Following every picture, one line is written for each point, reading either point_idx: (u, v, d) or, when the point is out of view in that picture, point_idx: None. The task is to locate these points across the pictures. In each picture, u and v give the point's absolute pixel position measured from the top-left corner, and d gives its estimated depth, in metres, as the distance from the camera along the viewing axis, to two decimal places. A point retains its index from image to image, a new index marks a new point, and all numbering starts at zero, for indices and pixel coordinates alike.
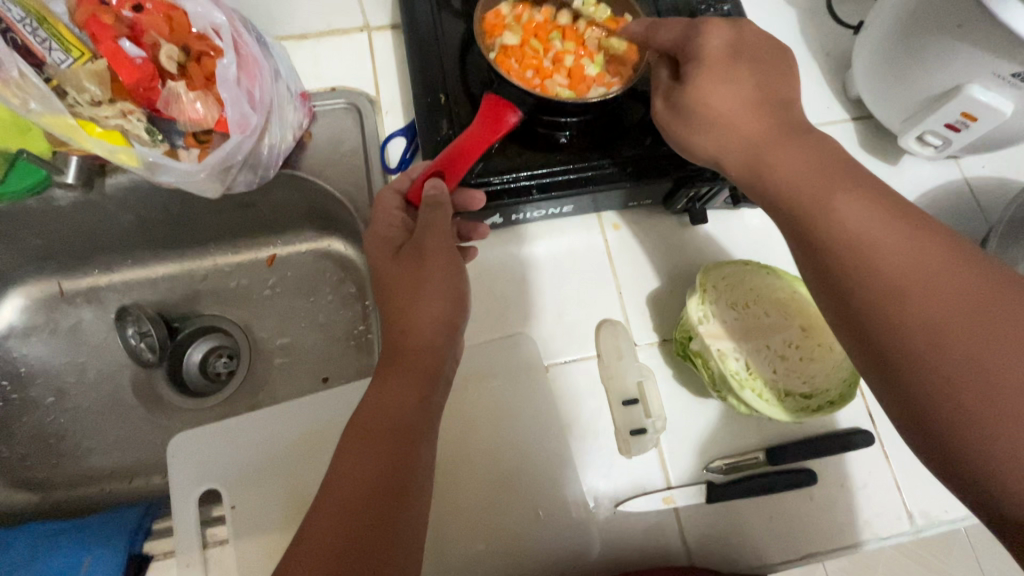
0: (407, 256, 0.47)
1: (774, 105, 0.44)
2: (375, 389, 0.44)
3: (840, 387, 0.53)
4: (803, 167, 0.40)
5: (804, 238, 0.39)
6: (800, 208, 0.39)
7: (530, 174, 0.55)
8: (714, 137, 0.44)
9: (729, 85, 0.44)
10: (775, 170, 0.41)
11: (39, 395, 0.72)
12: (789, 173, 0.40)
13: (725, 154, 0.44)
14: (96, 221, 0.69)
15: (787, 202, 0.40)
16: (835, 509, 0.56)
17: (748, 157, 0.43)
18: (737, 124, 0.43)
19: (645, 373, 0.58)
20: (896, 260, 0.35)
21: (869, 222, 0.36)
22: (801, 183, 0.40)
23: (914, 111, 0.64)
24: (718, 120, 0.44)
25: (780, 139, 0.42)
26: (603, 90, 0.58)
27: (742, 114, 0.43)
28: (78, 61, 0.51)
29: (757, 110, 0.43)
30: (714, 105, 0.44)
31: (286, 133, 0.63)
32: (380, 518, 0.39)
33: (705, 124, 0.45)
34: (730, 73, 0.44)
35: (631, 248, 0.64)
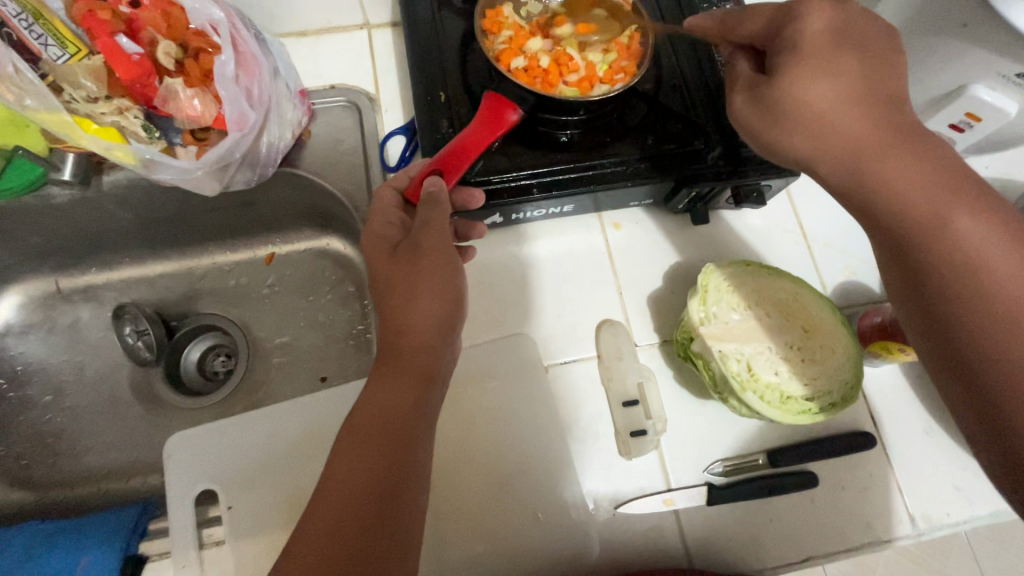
0: (404, 254, 0.46)
1: (882, 101, 0.40)
2: (370, 390, 0.44)
3: (842, 389, 0.52)
4: (920, 179, 0.37)
5: (907, 258, 0.37)
6: (912, 224, 0.37)
7: (531, 173, 0.54)
8: (814, 134, 0.40)
9: (835, 78, 0.39)
10: (885, 178, 0.38)
11: (36, 394, 0.72)
12: (901, 182, 0.38)
13: (824, 158, 0.40)
14: (94, 219, 0.69)
15: (897, 215, 0.37)
16: (838, 512, 0.55)
17: (850, 163, 0.39)
18: (842, 125, 0.39)
19: (645, 374, 0.58)
20: (1015, 296, 0.34)
21: (984, 248, 0.35)
22: (916, 196, 0.37)
23: (916, 112, 0.63)
24: (818, 121, 0.40)
25: (889, 142, 0.39)
26: (610, 86, 0.56)
27: (847, 112, 0.39)
28: (74, 57, 0.50)
29: (867, 106, 0.39)
30: (813, 102, 0.40)
31: (285, 130, 0.63)
32: (378, 519, 0.39)
33: (800, 123, 0.40)
34: (839, 66, 0.40)
35: (633, 248, 0.64)
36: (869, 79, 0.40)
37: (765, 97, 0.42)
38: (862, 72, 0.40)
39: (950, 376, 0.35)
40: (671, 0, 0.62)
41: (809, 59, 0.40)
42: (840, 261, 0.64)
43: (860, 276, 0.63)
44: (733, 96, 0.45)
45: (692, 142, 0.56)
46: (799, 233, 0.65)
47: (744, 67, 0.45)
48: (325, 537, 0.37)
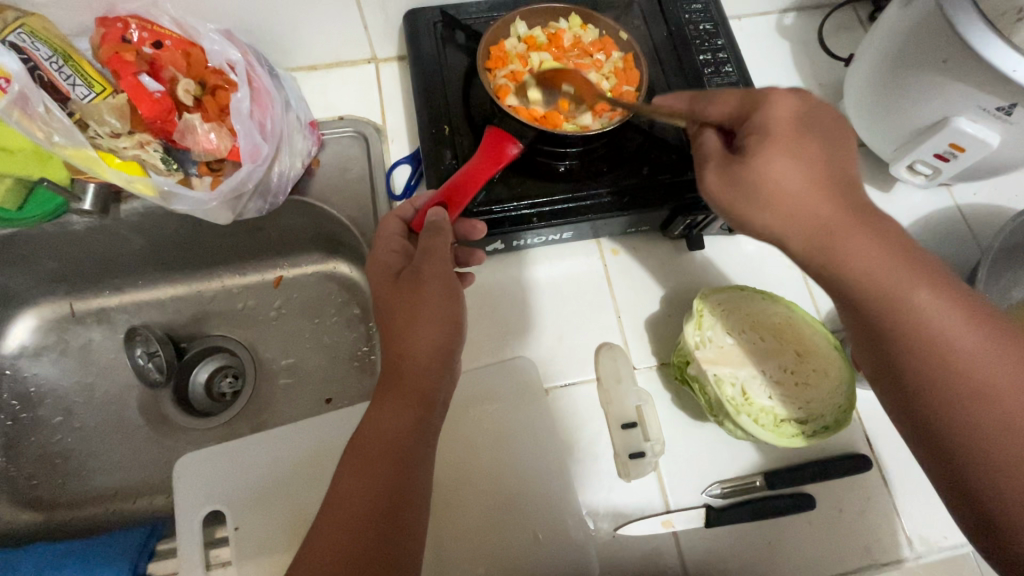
0: (406, 282, 0.48)
1: (842, 185, 0.43)
2: (371, 413, 0.45)
3: (835, 412, 0.53)
4: (882, 255, 0.41)
5: (874, 332, 0.42)
6: (875, 300, 0.41)
7: (531, 203, 0.56)
8: (782, 217, 0.42)
9: (798, 162, 0.42)
10: (852, 259, 0.41)
11: (47, 414, 0.73)
12: (867, 264, 0.41)
13: (793, 235, 0.42)
14: (109, 245, 0.71)
15: (862, 293, 0.41)
16: (835, 535, 0.56)
17: (819, 239, 0.42)
18: (808, 203, 0.41)
19: (643, 397, 0.59)
20: (978, 373, 0.38)
21: (944, 323, 0.39)
22: (880, 273, 0.41)
23: (902, 141, 0.65)
24: (785, 204, 0.42)
25: (850, 220, 0.41)
26: (609, 119, 0.58)
27: (810, 194, 0.41)
28: (100, 95, 0.53)
29: (827, 189, 0.42)
30: (780, 184, 0.42)
31: (296, 160, 0.65)
32: (383, 535, 0.40)
33: (769, 206, 0.42)
34: (800, 149, 0.42)
35: (630, 273, 0.66)
36: (823, 159, 0.43)
37: (735, 172, 0.43)
38: (820, 157, 0.43)
39: (924, 446, 0.40)
40: (665, 36, 0.65)
41: (775, 142, 0.42)
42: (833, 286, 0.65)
43: None
44: (704, 171, 0.46)
45: (685, 172, 0.58)
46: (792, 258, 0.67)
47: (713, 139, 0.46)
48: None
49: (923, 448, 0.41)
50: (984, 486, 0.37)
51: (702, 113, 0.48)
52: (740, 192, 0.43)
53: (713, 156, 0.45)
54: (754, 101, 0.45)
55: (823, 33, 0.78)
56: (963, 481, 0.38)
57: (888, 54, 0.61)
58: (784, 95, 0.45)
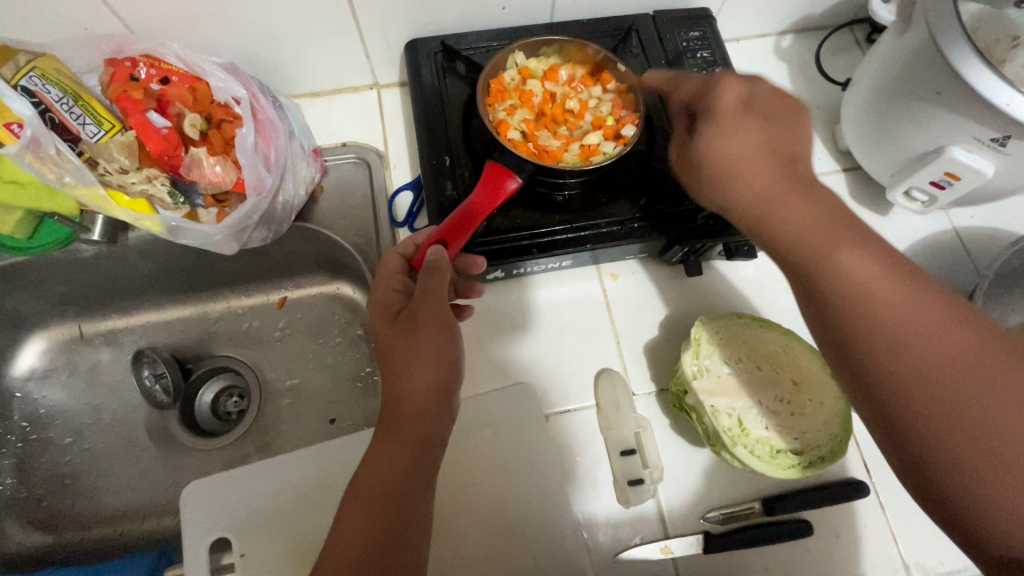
0: (405, 322, 0.50)
1: (782, 153, 0.44)
2: (371, 452, 0.46)
3: (831, 442, 0.54)
4: (809, 220, 0.41)
5: (808, 293, 0.41)
6: (805, 261, 0.40)
7: (530, 234, 0.57)
8: (721, 182, 0.45)
9: (736, 132, 0.44)
10: (782, 224, 0.41)
11: (57, 436, 0.75)
12: (796, 225, 0.41)
13: (733, 201, 0.44)
14: (117, 270, 0.73)
15: (794, 258, 0.41)
16: (833, 562, 0.57)
17: (758, 208, 0.43)
18: (743, 172, 0.43)
19: (642, 424, 0.60)
20: (910, 332, 0.36)
21: (872, 280, 0.38)
22: (809, 234, 0.40)
23: (900, 167, 0.65)
24: (724, 171, 0.44)
25: (782, 190, 0.42)
26: (616, 144, 0.60)
27: (746, 163, 0.43)
28: (108, 133, 0.54)
29: (764, 157, 0.43)
30: (716, 154, 0.44)
31: (300, 188, 0.67)
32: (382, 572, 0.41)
33: (711, 174, 0.45)
34: (737, 121, 0.44)
35: (628, 297, 0.66)
36: (768, 129, 0.44)
37: (689, 150, 0.47)
38: (761, 125, 0.44)
39: (870, 417, 0.39)
40: (663, 66, 0.66)
41: (717, 119, 0.45)
42: None
43: None
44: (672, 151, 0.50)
45: (682, 203, 0.59)
46: (790, 282, 0.67)
47: (683, 123, 0.50)
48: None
49: (870, 419, 0.39)
50: (921, 438, 0.36)
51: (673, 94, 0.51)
52: (693, 167, 0.47)
53: (680, 134, 0.50)
54: (710, 85, 0.48)
55: (820, 56, 0.79)
56: (904, 442, 0.36)
57: (883, 83, 0.62)
58: (736, 81, 0.46)
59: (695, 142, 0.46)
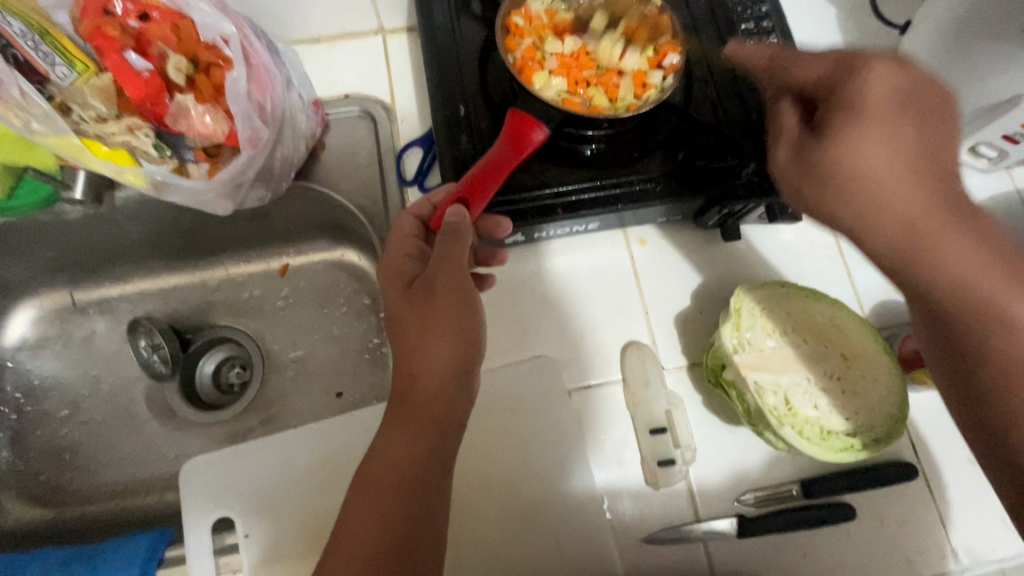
0: (419, 292, 0.45)
1: (941, 174, 0.36)
2: (382, 438, 0.43)
3: (886, 423, 0.51)
4: (985, 265, 0.36)
5: (957, 345, 0.38)
6: (966, 310, 0.36)
7: (555, 192, 0.52)
8: (860, 207, 0.37)
9: (895, 148, 0.36)
10: (950, 267, 0.35)
11: (53, 408, 0.71)
12: (965, 273, 0.36)
13: (876, 231, 0.37)
14: (107, 233, 0.68)
15: (958, 304, 0.36)
16: (876, 548, 0.53)
17: (912, 240, 0.36)
18: (900, 201, 0.36)
19: (673, 401, 0.55)
20: None
21: None
22: (977, 282, 0.36)
23: (967, 120, 0.59)
24: (873, 196, 0.36)
25: (950, 224, 0.36)
26: (666, 73, 0.53)
27: (908, 193, 0.36)
28: (82, 76, 0.48)
29: (926, 183, 0.36)
30: (865, 173, 0.36)
31: (299, 143, 0.61)
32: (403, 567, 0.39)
33: (849, 196, 0.36)
34: (899, 131, 0.36)
35: (658, 265, 0.61)
36: (924, 143, 0.36)
37: (811, 157, 0.37)
38: (919, 139, 0.36)
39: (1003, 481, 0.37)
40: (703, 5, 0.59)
41: (864, 122, 0.36)
42: (879, 280, 0.60)
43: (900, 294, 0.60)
44: (775, 150, 0.40)
45: (724, 158, 0.53)
46: (836, 249, 0.62)
47: (790, 114, 0.40)
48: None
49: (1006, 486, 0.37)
50: None
51: (783, 75, 0.41)
52: (813, 180, 0.38)
53: (790, 132, 0.39)
54: (844, 72, 0.38)
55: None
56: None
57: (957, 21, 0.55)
58: (888, 67, 0.37)
59: (824, 147, 0.37)
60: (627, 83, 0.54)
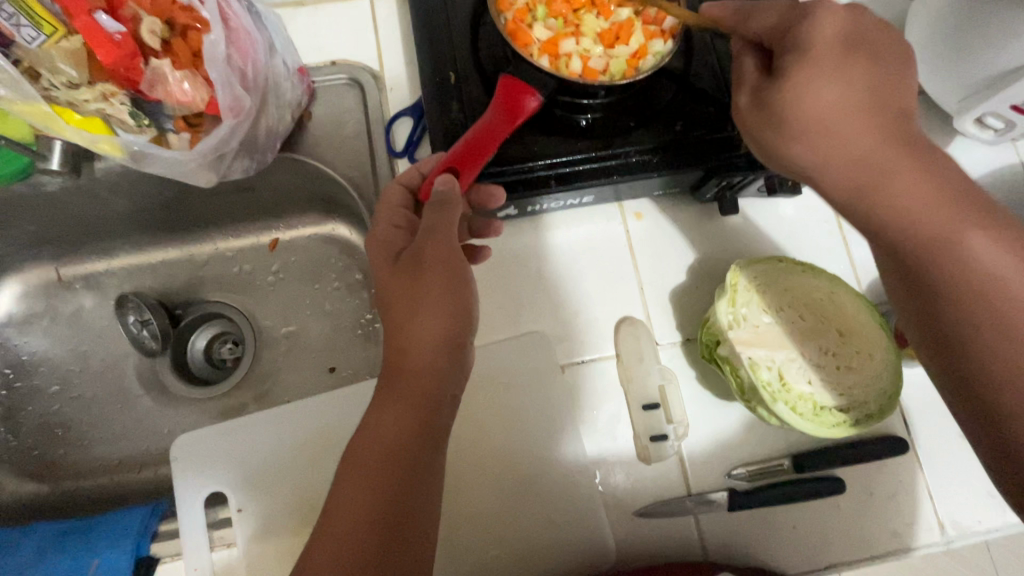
0: (407, 265, 0.44)
1: (890, 113, 0.38)
2: (372, 413, 0.43)
3: (879, 399, 0.51)
4: (925, 192, 0.37)
5: (909, 273, 0.38)
6: (923, 245, 0.37)
7: (548, 163, 0.50)
8: (817, 143, 0.39)
9: (845, 85, 0.38)
10: (892, 195, 0.37)
11: (43, 384, 0.71)
12: (910, 202, 0.37)
13: (831, 168, 0.39)
14: (89, 207, 0.66)
15: (898, 236, 0.38)
16: (865, 520, 0.53)
17: (861, 170, 0.38)
18: (849, 137, 0.38)
19: (667, 376, 0.55)
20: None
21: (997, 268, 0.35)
22: (921, 212, 0.37)
23: (974, 89, 0.57)
24: (831, 135, 0.38)
25: (890, 153, 0.38)
26: (666, 40, 0.51)
27: (857, 126, 0.38)
28: (50, 39, 0.46)
29: (874, 120, 0.38)
30: (820, 112, 0.38)
31: (285, 113, 0.59)
32: (390, 540, 0.39)
33: (808, 134, 0.39)
34: (843, 71, 0.38)
35: (654, 239, 0.60)
36: (877, 88, 0.38)
37: (766, 97, 0.40)
38: (870, 82, 0.38)
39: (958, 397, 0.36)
40: None
41: (814, 62, 0.38)
42: None
43: None
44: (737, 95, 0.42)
45: (723, 128, 0.51)
46: (835, 223, 0.60)
47: (752, 62, 0.42)
48: (337, 531, 0.39)
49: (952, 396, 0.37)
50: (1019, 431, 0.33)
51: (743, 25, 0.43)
52: (770, 119, 0.40)
53: (750, 79, 0.41)
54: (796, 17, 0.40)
55: None
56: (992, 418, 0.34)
57: None
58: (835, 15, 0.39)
59: (776, 86, 0.39)
60: (622, 56, 0.51)
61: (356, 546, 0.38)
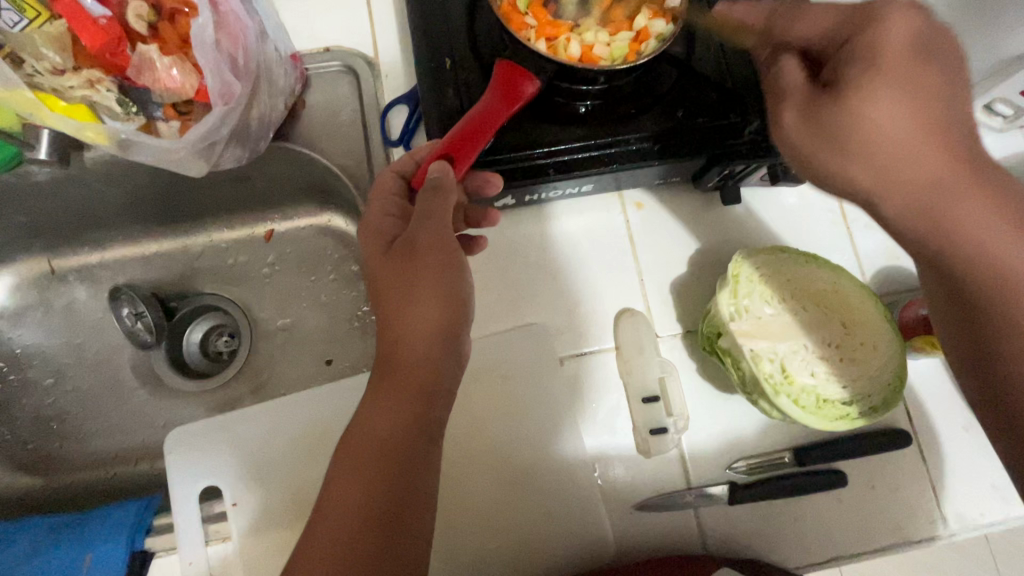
0: (401, 254, 0.43)
1: (956, 131, 0.35)
2: (365, 406, 0.42)
3: (883, 391, 0.50)
4: (993, 220, 0.35)
5: (963, 299, 0.37)
6: (980, 279, 0.35)
7: (547, 151, 0.49)
8: (874, 162, 0.36)
9: (909, 102, 0.35)
10: (959, 223, 0.35)
11: (37, 376, 0.70)
12: (976, 231, 0.35)
13: (890, 194, 0.36)
14: (80, 197, 0.65)
15: (962, 267, 0.36)
16: (867, 514, 0.53)
17: (922, 199, 0.35)
18: (914, 159, 0.35)
19: (667, 368, 0.54)
20: None
21: None
22: (989, 242, 0.35)
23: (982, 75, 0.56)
24: (891, 155, 0.35)
25: (962, 178, 0.35)
26: (667, 20, 0.49)
27: (919, 147, 0.35)
28: (34, 22, 0.46)
29: (942, 142, 0.35)
30: (881, 132, 0.35)
31: (277, 100, 0.58)
32: (382, 539, 0.38)
33: (864, 158, 0.36)
34: (909, 86, 0.35)
35: (655, 230, 0.59)
36: (943, 104, 0.35)
37: (818, 116, 0.37)
38: (936, 100, 0.35)
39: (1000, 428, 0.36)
40: None
41: (879, 75, 0.35)
42: (881, 245, 0.58)
43: (904, 260, 0.58)
44: (781, 109, 0.39)
45: (726, 115, 0.50)
46: (839, 213, 0.59)
47: (792, 71, 0.38)
48: (325, 535, 0.38)
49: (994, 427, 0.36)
50: None
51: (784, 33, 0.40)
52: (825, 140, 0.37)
53: (793, 92, 0.38)
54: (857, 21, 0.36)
55: None
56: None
57: None
58: (905, 14, 0.35)
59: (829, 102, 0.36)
60: (622, 39, 0.49)
61: (345, 548, 0.37)
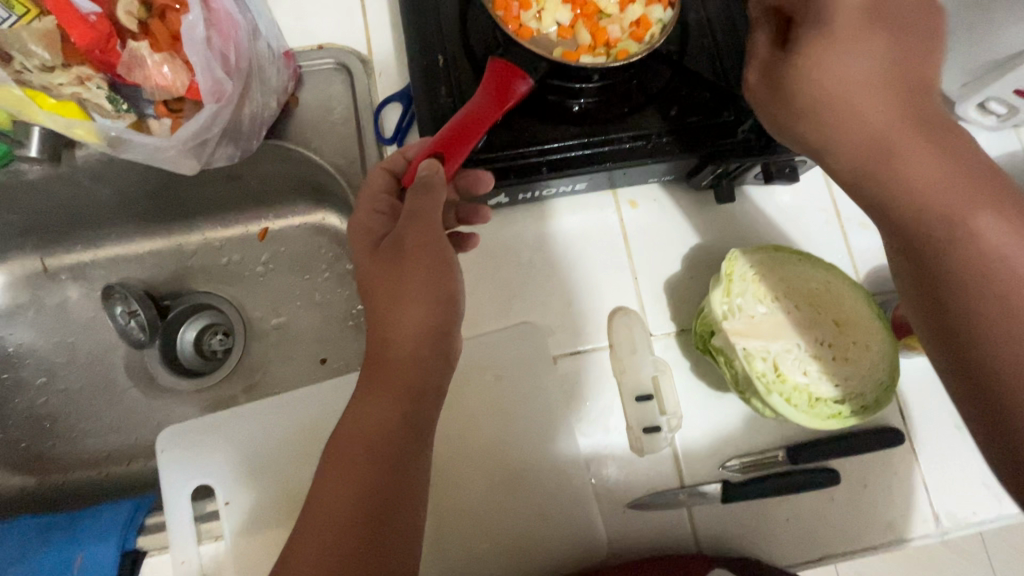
0: (390, 252, 0.43)
1: (910, 87, 0.36)
2: (355, 405, 0.42)
3: (875, 390, 0.50)
4: (939, 168, 0.35)
5: (912, 244, 0.36)
6: (927, 225, 0.35)
7: (540, 149, 0.49)
8: (827, 121, 0.37)
9: (861, 56, 0.36)
10: (904, 171, 0.35)
11: (29, 376, 0.70)
12: (921, 178, 0.35)
13: (838, 143, 0.37)
14: (73, 195, 0.64)
15: (908, 214, 0.36)
16: (860, 512, 0.53)
17: (870, 150, 0.36)
18: (863, 110, 0.36)
19: (660, 367, 0.54)
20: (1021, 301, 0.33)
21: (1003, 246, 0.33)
22: (937, 189, 0.35)
23: (977, 74, 0.56)
24: (838, 108, 0.37)
25: (909, 129, 0.35)
26: (665, 7, 0.50)
27: (868, 96, 0.36)
28: (23, 19, 0.45)
29: (891, 94, 0.36)
30: (832, 91, 0.37)
31: (270, 98, 0.57)
32: (374, 528, 0.38)
33: (816, 108, 0.37)
34: (861, 41, 0.36)
35: (649, 228, 0.59)
36: (898, 61, 0.37)
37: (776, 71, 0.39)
38: (891, 57, 0.36)
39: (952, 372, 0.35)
40: None
41: (827, 39, 0.36)
42: (876, 244, 0.58)
43: None
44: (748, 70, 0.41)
45: (720, 113, 0.50)
46: (833, 212, 0.59)
47: (764, 36, 0.41)
48: (319, 525, 0.38)
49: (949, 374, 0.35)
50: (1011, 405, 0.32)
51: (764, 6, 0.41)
52: (780, 94, 0.39)
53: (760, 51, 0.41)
54: None
55: None
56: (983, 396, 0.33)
57: None
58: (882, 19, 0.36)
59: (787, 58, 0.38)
60: (625, 24, 0.50)
61: (334, 531, 0.37)
